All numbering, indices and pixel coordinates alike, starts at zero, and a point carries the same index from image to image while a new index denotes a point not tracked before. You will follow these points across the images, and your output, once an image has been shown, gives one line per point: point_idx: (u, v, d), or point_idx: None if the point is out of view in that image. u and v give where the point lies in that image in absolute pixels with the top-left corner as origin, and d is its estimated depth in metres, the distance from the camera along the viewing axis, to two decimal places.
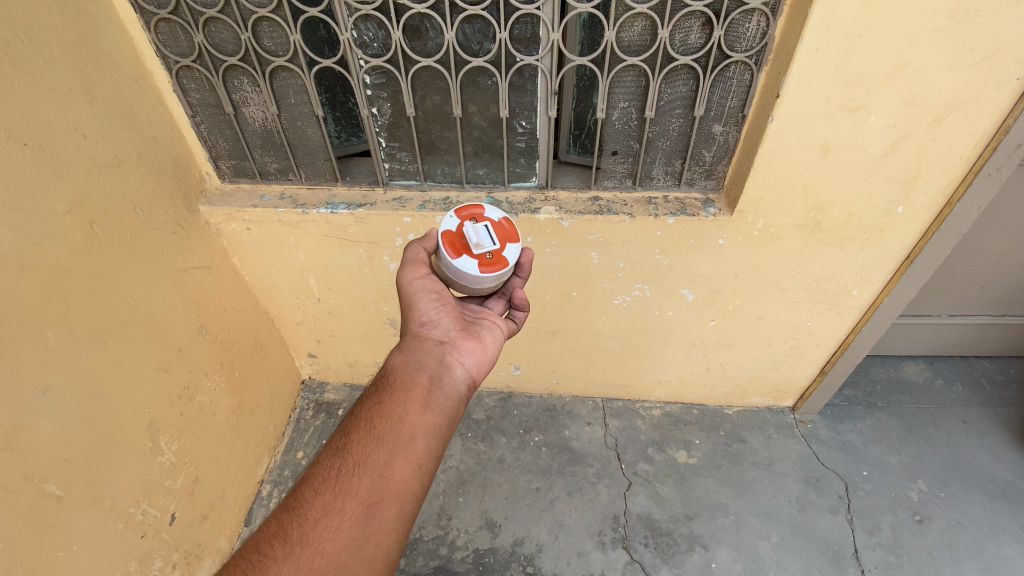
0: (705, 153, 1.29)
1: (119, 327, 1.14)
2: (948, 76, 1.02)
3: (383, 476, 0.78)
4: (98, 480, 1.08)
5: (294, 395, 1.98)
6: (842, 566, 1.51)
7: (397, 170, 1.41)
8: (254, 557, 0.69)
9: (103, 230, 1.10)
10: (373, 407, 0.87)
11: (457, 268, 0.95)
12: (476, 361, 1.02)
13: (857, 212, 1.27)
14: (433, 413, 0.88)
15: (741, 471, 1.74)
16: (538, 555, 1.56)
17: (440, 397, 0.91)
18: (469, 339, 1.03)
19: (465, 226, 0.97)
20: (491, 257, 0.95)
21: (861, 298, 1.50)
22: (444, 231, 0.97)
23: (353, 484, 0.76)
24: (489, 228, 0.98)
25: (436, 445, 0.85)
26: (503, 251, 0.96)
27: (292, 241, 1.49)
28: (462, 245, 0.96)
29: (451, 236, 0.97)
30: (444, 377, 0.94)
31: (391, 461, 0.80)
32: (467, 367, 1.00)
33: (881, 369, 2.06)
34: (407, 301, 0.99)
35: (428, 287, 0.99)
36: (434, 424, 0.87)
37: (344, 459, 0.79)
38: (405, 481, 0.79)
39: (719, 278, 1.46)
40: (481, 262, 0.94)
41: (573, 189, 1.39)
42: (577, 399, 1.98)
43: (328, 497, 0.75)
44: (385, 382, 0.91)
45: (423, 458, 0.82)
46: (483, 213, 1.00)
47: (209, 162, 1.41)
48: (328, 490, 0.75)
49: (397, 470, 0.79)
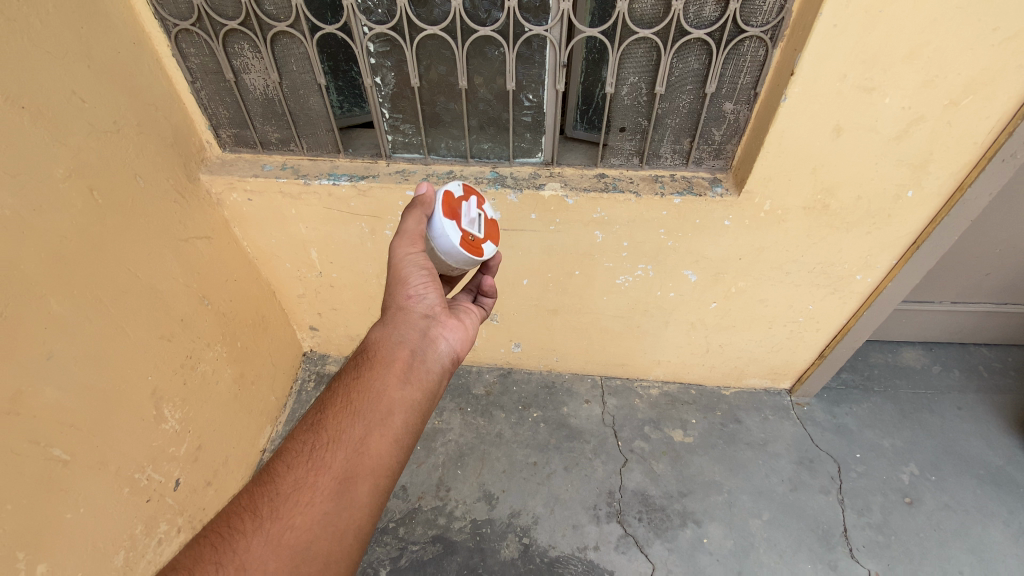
0: (714, 131, 1.26)
1: (121, 295, 1.14)
2: (968, 58, 0.99)
3: (357, 452, 0.75)
4: (103, 445, 1.10)
5: (296, 367, 1.99)
6: (830, 545, 1.54)
7: (400, 143, 1.39)
8: (223, 530, 0.65)
9: (103, 197, 1.09)
10: (352, 381, 0.82)
11: (436, 228, 0.92)
12: (456, 339, 0.97)
13: (866, 196, 1.25)
14: (412, 388, 0.84)
15: (736, 451, 1.77)
16: (535, 527, 1.59)
17: (422, 372, 0.86)
18: (447, 316, 0.97)
19: (465, 205, 0.96)
20: (472, 239, 0.94)
21: (864, 283, 1.49)
22: (450, 195, 0.94)
23: (329, 458, 0.73)
24: (482, 219, 0.98)
25: (414, 420, 0.82)
26: (481, 242, 0.96)
27: (293, 213, 1.47)
28: (454, 214, 0.93)
29: (452, 201, 0.94)
30: (424, 354, 0.89)
31: (366, 435, 0.76)
32: (448, 343, 0.95)
33: (879, 355, 2.07)
34: (396, 275, 0.90)
35: (422, 264, 0.91)
36: (412, 401, 0.83)
37: (318, 435, 0.75)
38: (383, 457, 0.76)
39: (723, 260, 1.44)
40: (462, 239, 0.93)
41: (579, 166, 1.37)
42: (576, 377, 2.00)
43: (302, 471, 0.71)
44: (364, 355, 0.86)
45: (400, 434, 0.79)
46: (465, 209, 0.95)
47: (210, 130, 1.39)
48: (301, 465, 0.72)
49: (375, 447, 0.76)
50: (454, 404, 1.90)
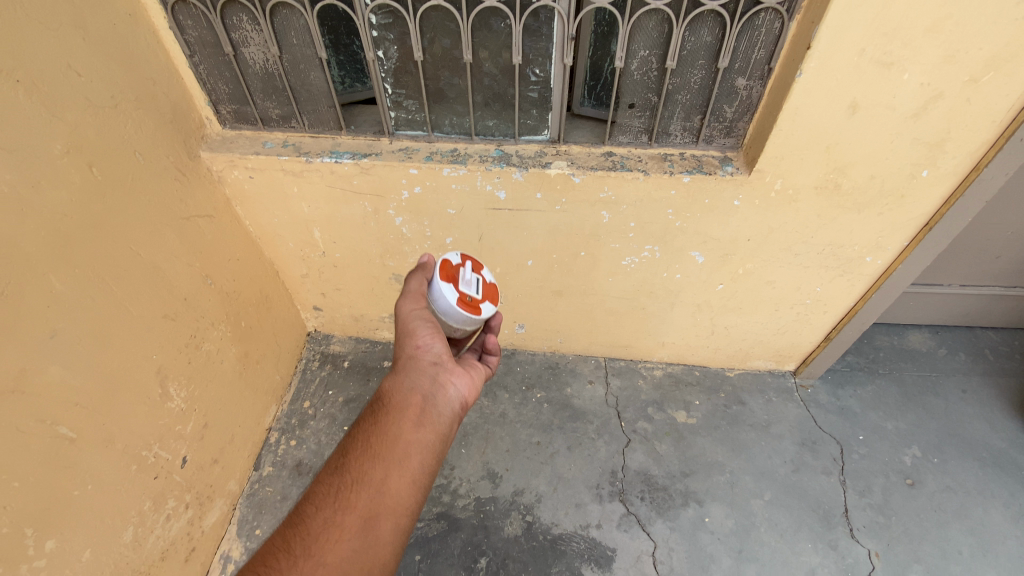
0: (726, 108, 1.23)
1: (123, 274, 1.13)
2: (991, 32, 0.95)
3: (379, 492, 0.78)
4: (109, 423, 1.10)
5: (301, 346, 2.00)
6: (831, 524, 1.56)
7: (403, 119, 1.36)
8: (260, 568, 0.68)
9: (102, 173, 1.07)
10: (370, 427, 0.85)
11: (435, 290, 0.97)
12: (466, 384, 1.00)
13: (880, 175, 1.22)
14: (427, 431, 0.87)
15: (739, 432, 1.77)
16: (538, 505, 1.61)
17: (435, 415, 0.90)
18: (456, 363, 1.00)
19: (462, 270, 1.01)
20: (470, 299, 0.98)
21: (874, 265, 1.47)
22: (450, 261, 1.01)
23: (353, 499, 0.76)
24: (480, 282, 1.03)
25: (430, 460, 0.85)
26: (480, 302, 1.00)
27: (295, 191, 1.45)
28: (452, 278, 0.98)
29: (450, 267, 1.00)
30: (436, 398, 0.92)
31: (386, 475, 0.80)
32: (459, 389, 0.98)
33: (885, 337, 2.06)
34: (404, 328, 0.95)
35: (426, 317, 0.96)
36: (427, 443, 0.86)
37: (343, 477, 0.78)
38: (402, 497, 0.79)
39: (731, 241, 1.42)
40: (461, 299, 0.97)
41: (586, 144, 1.34)
42: (580, 358, 2.00)
43: (330, 511, 0.74)
44: (379, 404, 0.89)
45: (418, 475, 0.82)
46: (462, 273, 1.00)
47: (209, 107, 1.37)
48: (329, 506, 0.75)
49: (395, 487, 0.79)
50: None
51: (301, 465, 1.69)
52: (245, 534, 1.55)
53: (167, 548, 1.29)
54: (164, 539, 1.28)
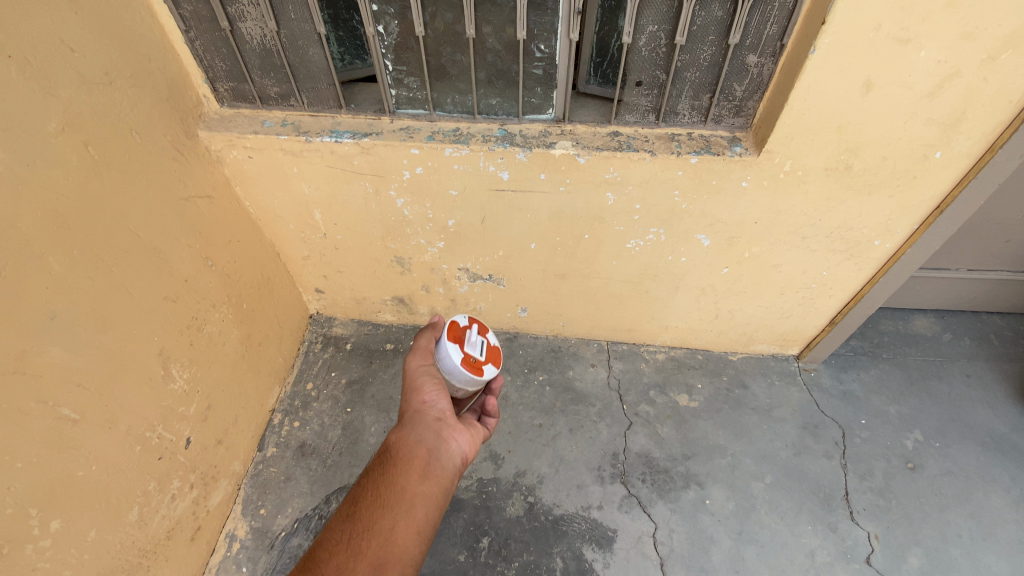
0: (736, 86, 1.20)
1: (122, 255, 1.12)
2: (1014, 6, 0.91)
3: (387, 541, 0.84)
4: (112, 404, 1.10)
5: (303, 329, 1.99)
6: (831, 507, 1.57)
7: (404, 98, 1.32)
8: None
9: (99, 152, 1.05)
10: (379, 478, 0.93)
11: (441, 349, 1.10)
12: (467, 440, 1.08)
13: (892, 156, 1.20)
14: (432, 484, 0.95)
15: (741, 416, 1.77)
16: (540, 486, 1.62)
17: (438, 469, 0.98)
18: (459, 420, 1.09)
19: (469, 331, 1.14)
20: (473, 360, 1.11)
21: (882, 249, 1.45)
22: (458, 323, 1.14)
23: (364, 547, 0.82)
24: (484, 344, 1.16)
25: (434, 513, 0.92)
26: (483, 363, 1.12)
27: (295, 171, 1.43)
28: (459, 339, 1.11)
29: (458, 329, 1.13)
30: (439, 452, 1.01)
31: (393, 525, 0.86)
32: (460, 445, 1.06)
33: (890, 322, 2.05)
34: (412, 384, 1.07)
35: (432, 373, 1.08)
36: (432, 495, 0.93)
37: (354, 525, 0.85)
38: (408, 547, 0.85)
39: (738, 224, 1.40)
40: (464, 359, 1.09)
41: (592, 123, 1.31)
42: (582, 341, 1.99)
43: (343, 557, 0.80)
44: (387, 456, 0.97)
45: (422, 525, 0.89)
46: (468, 334, 1.13)
47: (206, 84, 1.34)
48: (342, 552, 0.81)
49: (401, 537, 0.85)
50: None
51: (304, 446, 1.70)
52: (250, 513, 1.56)
53: (173, 527, 1.31)
54: (170, 519, 1.29)
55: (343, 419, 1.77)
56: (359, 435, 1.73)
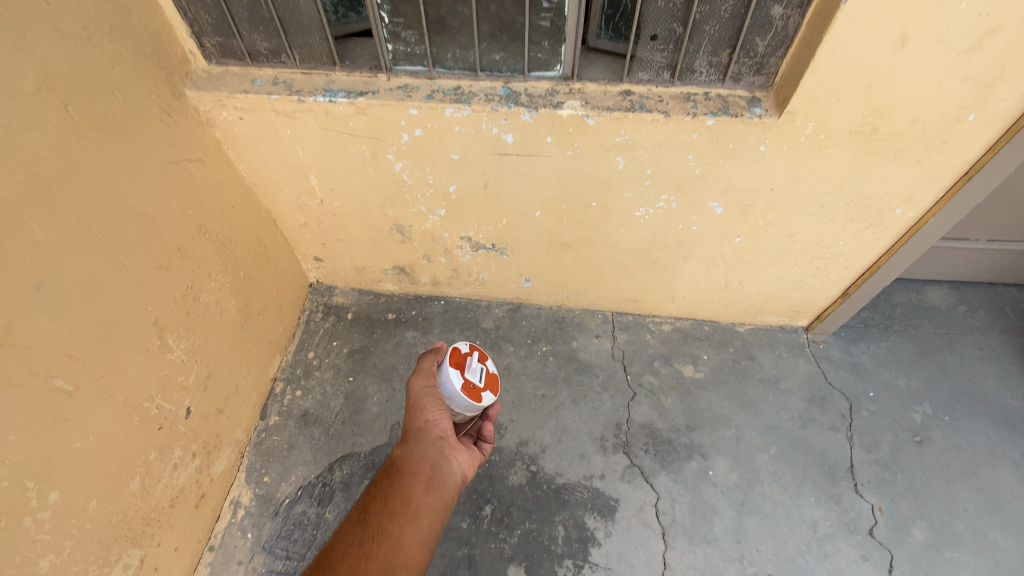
0: (758, 41, 1.11)
1: (110, 222, 1.07)
2: None
3: (397, 545, 0.82)
4: (108, 375, 1.08)
5: (302, 298, 1.96)
6: (835, 479, 1.56)
7: (402, 53, 1.24)
8: None
9: (80, 114, 1.00)
10: (386, 486, 0.92)
11: (443, 373, 1.15)
12: (467, 461, 1.09)
13: (922, 118, 1.12)
14: (436, 495, 0.94)
15: (747, 387, 1.75)
16: (542, 456, 1.62)
17: (442, 483, 0.98)
18: (459, 441, 1.11)
19: (469, 358, 1.19)
20: (472, 387, 1.16)
21: (904, 218, 1.38)
22: (460, 350, 1.19)
23: (375, 549, 0.80)
24: (483, 371, 1.21)
25: (439, 524, 0.91)
26: (481, 391, 1.17)
27: (288, 133, 1.36)
28: (460, 365, 1.17)
29: (459, 355, 1.19)
30: (442, 468, 1.01)
31: (402, 531, 0.84)
32: (461, 463, 1.07)
33: (903, 293, 1.99)
34: (415, 404, 1.10)
35: (435, 395, 1.12)
36: (436, 507, 0.93)
37: (364, 529, 0.83)
38: (417, 555, 0.83)
39: (754, 190, 1.33)
40: (463, 385, 1.15)
41: (602, 82, 1.23)
42: (587, 312, 1.95)
43: (354, 558, 0.77)
44: (394, 467, 0.97)
45: (428, 534, 0.87)
46: (469, 361, 1.19)
47: (192, 39, 1.25)
48: (353, 553, 0.78)
49: (409, 544, 0.83)
50: (463, 337, 1.88)
51: (306, 415, 1.69)
52: (253, 481, 1.57)
53: (176, 495, 1.32)
54: (173, 487, 1.30)
55: (345, 388, 1.75)
56: (362, 404, 1.72)
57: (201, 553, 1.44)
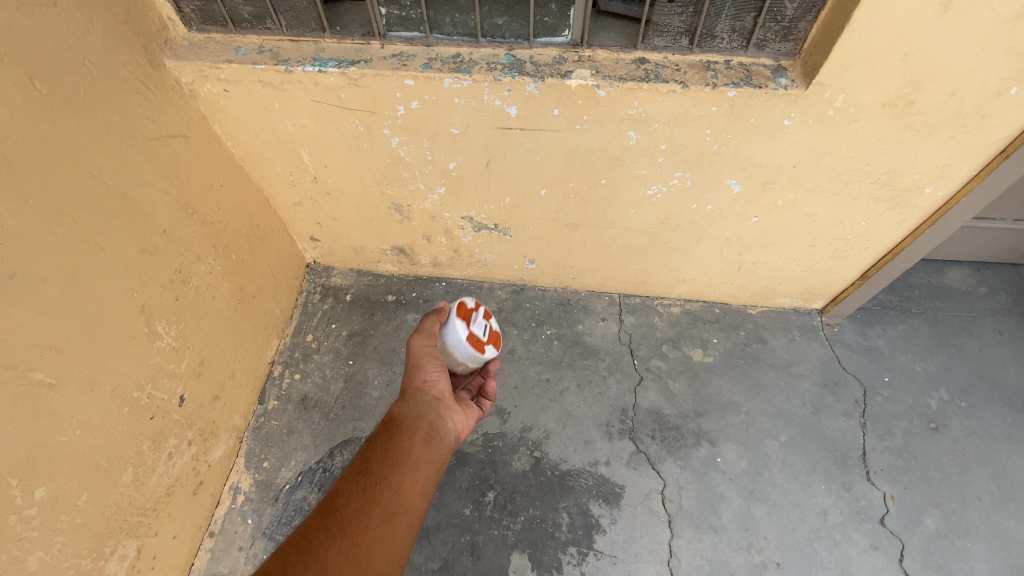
0: (787, 4, 1.01)
1: (88, 205, 1.01)
2: None
3: (397, 493, 0.79)
4: (93, 366, 1.04)
5: (300, 279, 1.90)
6: (847, 467, 1.52)
7: (396, 18, 1.15)
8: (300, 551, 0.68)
9: (48, 88, 0.92)
10: (385, 437, 0.88)
11: (448, 325, 1.10)
12: (466, 419, 1.03)
13: (962, 91, 1.03)
14: (435, 449, 0.89)
15: (757, 372, 1.70)
16: (547, 441, 1.58)
17: (441, 437, 0.93)
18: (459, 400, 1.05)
19: (476, 311, 1.13)
20: (477, 340, 1.11)
21: (932, 197, 1.30)
22: (467, 303, 1.14)
23: (376, 496, 0.77)
24: (490, 326, 1.15)
25: (438, 475, 0.86)
26: (486, 346, 1.12)
27: (277, 107, 1.28)
28: (467, 318, 1.11)
29: (467, 308, 1.12)
30: (440, 422, 0.96)
31: (404, 479, 0.81)
32: (460, 419, 1.01)
33: (922, 274, 1.92)
34: (414, 363, 1.04)
35: (434, 354, 1.05)
36: (435, 460, 0.88)
37: (366, 477, 0.80)
38: (417, 504, 0.79)
39: (774, 168, 1.25)
40: (468, 338, 1.09)
41: (614, 48, 1.13)
42: (593, 294, 1.89)
43: (356, 504, 0.75)
44: (392, 421, 0.92)
45: (428, 484, 0.83)
46: (476, 314, 1.13)
47: (169, 3, 1.16)
48: (355, 499, 0.76)
49: (409, 492, 0.79)
50: None
51: (306, 399, 1.66)
52: (253, 466, 1.55)
53: (172, 484, 1.29)
54: (168, 476, 1.28)
55: (344, 371, 1.71)
56: (362, 388, 1.68)
57: (201, 539, 1.43)
